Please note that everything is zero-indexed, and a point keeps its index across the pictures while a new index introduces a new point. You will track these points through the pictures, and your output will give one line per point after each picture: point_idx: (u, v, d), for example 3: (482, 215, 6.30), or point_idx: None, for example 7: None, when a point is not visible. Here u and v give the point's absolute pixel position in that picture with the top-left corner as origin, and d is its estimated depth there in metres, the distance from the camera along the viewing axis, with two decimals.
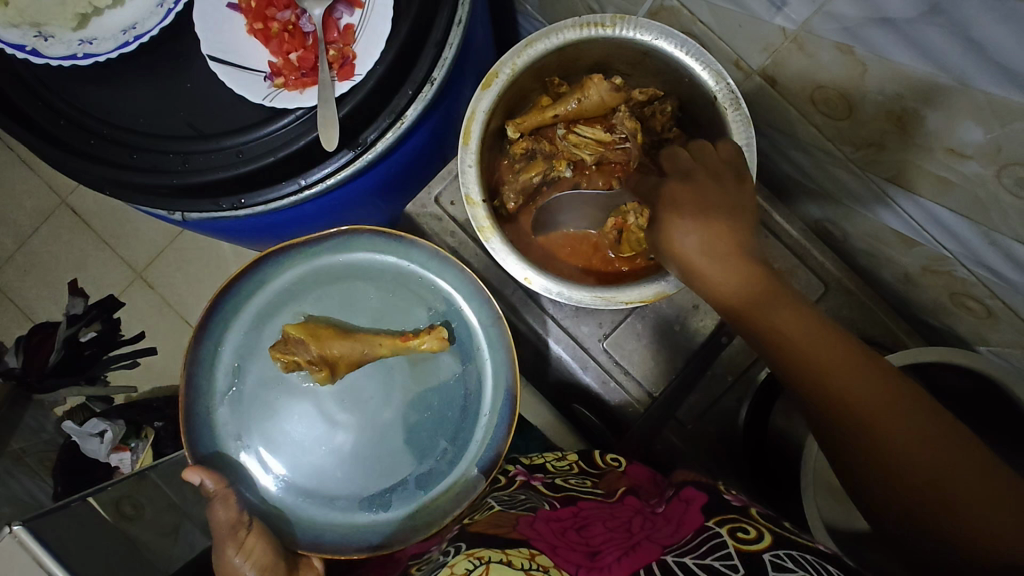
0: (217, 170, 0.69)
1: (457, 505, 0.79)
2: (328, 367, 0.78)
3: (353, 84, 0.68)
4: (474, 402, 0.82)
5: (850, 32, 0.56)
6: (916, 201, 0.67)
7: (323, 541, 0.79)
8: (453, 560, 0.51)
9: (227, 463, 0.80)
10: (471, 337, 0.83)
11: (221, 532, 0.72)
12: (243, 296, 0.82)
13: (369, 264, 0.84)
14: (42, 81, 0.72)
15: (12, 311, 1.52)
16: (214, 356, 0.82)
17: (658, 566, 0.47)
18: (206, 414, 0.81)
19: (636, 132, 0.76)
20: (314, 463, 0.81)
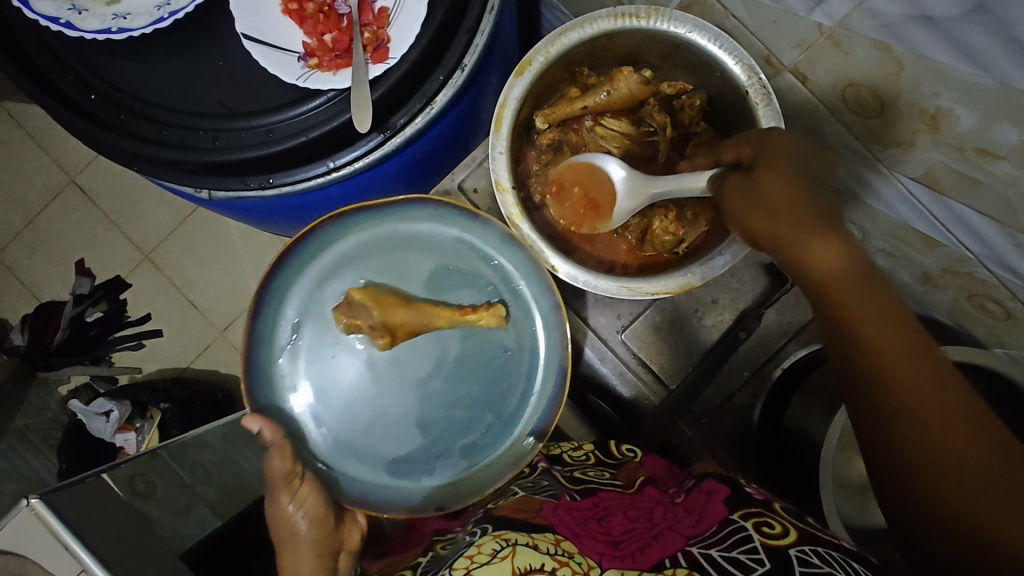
0: (246, 149, 0.69)
1: (502, 478, 0.80)
2: (388, 334, 0.78)
3: (387, 67, 0.68)
4: (525, 381, 0.82)
5: (890, 29, 0.57)
6: (944, 203, 0.68)
7: (366, 499, 0.80)
8: (481, 540, 0.51)
9: (282, 415, 0.81)
10: (528, 316, 0.82)
11: (275, 478, 0.74)
12: (308, 255, 0.81)
13: (435, 234, 0.83)
14: (73, 54, 0.71)
15: (19, 289, 1.51)
16: (277, 310, 0.81)
17: (684, 557, 0.48)
18: (264, 367, 0.81)
19: (665, 126, 0.77)
20: (365, 425, 0.81)
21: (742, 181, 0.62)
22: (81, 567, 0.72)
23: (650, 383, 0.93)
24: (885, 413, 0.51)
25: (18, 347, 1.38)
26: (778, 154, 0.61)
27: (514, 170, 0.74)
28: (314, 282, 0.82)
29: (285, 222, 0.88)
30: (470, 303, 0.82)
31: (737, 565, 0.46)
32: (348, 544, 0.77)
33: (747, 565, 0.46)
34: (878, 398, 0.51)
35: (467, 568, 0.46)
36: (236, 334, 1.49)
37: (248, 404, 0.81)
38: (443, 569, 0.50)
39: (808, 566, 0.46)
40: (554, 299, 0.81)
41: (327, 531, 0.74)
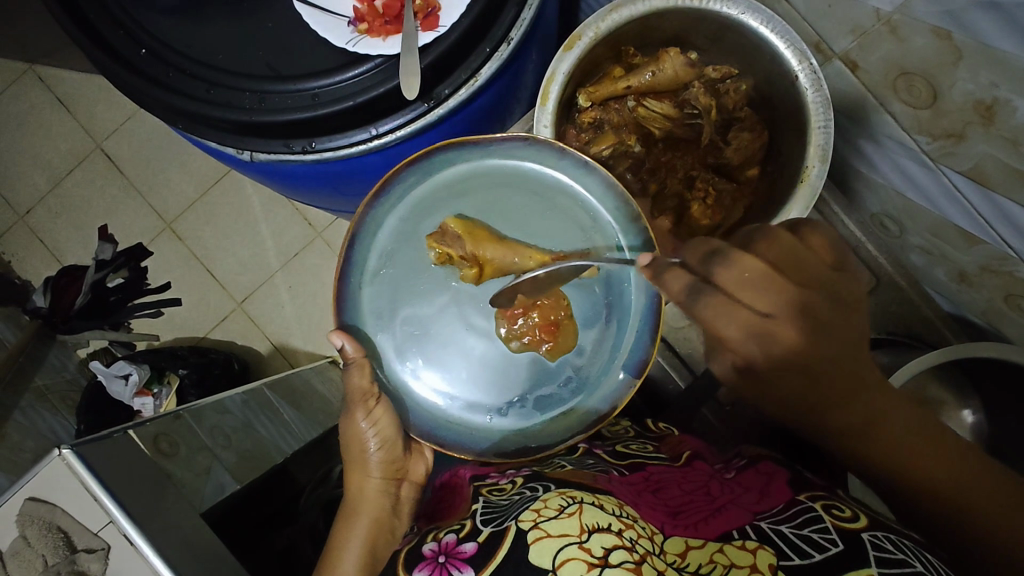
0: (292, 111, 0.69)
1: (573, 434, 0.75)
2: (478, 267, 0.74)
3: (437, 35, 0.68)
4: (614, 336, 0.78)
5: (953, 16, 0.57)
6: (990, 196, 0.66)
7: (435, 435, 0.76)
8: (543, 496, 0.52)
9: (367, 339, 0.78)
10: (623, 277, 0.77)
11: (352, 395, 0.72)
12: (411, 182, 0.78)
13: (539, 176, 0.78)
14: (124, 10, 0.72)
15: (42, 251, 1.53)
16: (374, 233, 0.78)
17: (753, 529, 0.50)
18: (353, 289, 0.78)
19: (709, 109, 0.76)
20: (449, 365, 0.78)
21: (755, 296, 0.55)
22: (107, 517, 0.74)
23: (673, 365, 0.96)
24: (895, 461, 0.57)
25: (40, 308, 1.41)
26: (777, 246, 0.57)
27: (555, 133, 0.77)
28: (411, 211, 0.79)
29: (321, 191, 0.88)
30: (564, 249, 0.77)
31: (811, 543, 0.48)
32: (411, 474, 0.73)
33: (821, 544, 0.48)
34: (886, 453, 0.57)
35: (535, 521, 0.48)
36: (255, 306, 1.49)
37: (335, 320, 0.78)
38: (509, 519, 0.50)
39: (882, 551, 0.47)
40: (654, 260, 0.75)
41: (394, 453, 0.70)
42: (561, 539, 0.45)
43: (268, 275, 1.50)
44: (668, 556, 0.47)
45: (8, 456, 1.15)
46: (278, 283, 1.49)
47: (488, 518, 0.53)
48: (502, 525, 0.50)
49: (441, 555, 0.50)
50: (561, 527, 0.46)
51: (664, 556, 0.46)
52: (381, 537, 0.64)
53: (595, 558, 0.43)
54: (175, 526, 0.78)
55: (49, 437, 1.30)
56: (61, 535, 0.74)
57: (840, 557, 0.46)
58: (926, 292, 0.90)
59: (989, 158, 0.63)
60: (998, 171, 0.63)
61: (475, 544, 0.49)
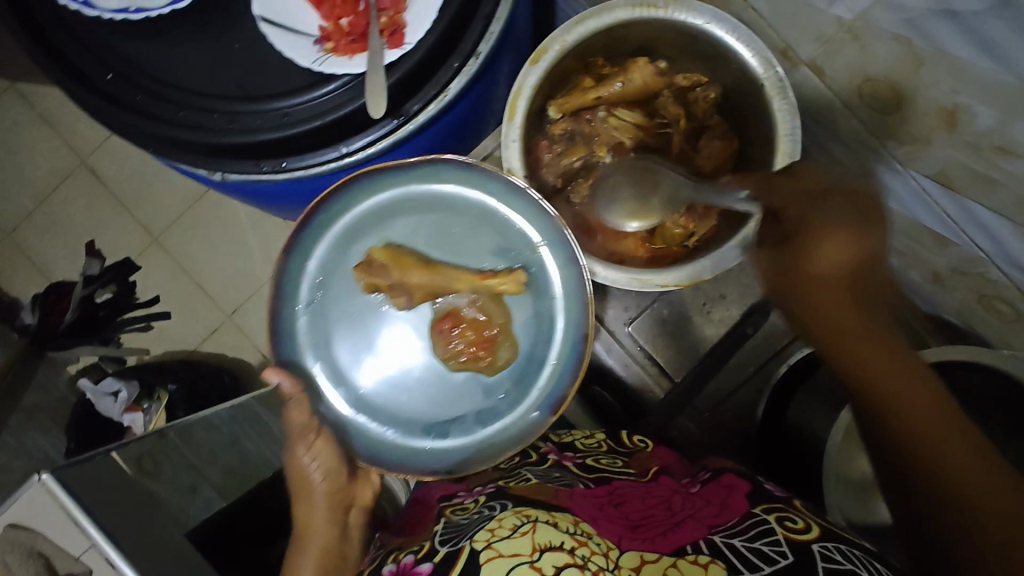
0: (262, 131, 0.69)
1: (510, 446, 0.80)
2: (407, 295, 0.81)
3: (403, 52, 0.68)
4: (540, 346, 0.83)
5: (912, 22, 0.65)
6: (961, 202, 0.69)
7: (381, 458, 0.82)
8: (500, 514, 0.53)
9: (305, 371, 0.83)
10: (548, 288, 0.83)
11: (292, 432, 0.79)
12: (333, 215, 0.82)
13: (459, 198, 0.83)
14: (91, 34, 0.72)
15: (29, 269, 1.52)
16: (301, 268, 0.83)
17: (706, 545, 0.50)
18: (288, 322, 0.82)
19: (679, 118, 0.78)
20: (385, 387, 0.83)
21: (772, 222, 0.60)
22: (88, 541, 0.73)
23: (653, 372, 0.96)
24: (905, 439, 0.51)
25: (29, 325, 1.44)
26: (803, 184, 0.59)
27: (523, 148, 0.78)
28: (336, 242, 0.84)
29: (298, 208, 0.88)
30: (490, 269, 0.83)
31: (761, 555, 0.48)
32: (360, 500, 0.81)
33: (771, 557, 0.48)
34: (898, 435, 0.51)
35: (489, 540, 0.48)
36: (244, 319, 1.49)
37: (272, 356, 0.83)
38: (463, 540, 0.50)
39: (830, 562, 0.47)
40: (575, 267, 0.80)
41: (338, 482, 0.78)
42: (511, 558, 0.45)
43: (255, 287, 1.50)
44: (622, 572, 0.46)
45: None
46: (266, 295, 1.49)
47: (444, 539, 0.53)
48: (456, 545, 0.50)
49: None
50: (514, 547, 0.46)
51: (619, 572, 0.46)
52: (332, 568, 0.71)
53: None
54: (155, 547, 0.78)
55: (38, 456, 1.30)
56: (41, 560, 0.73)
57: (792, 568, 0.47)
58: None
59: (953, 163, 0.68)
60: (964, 175, 0.68)
61: (431, 565, 0.50)
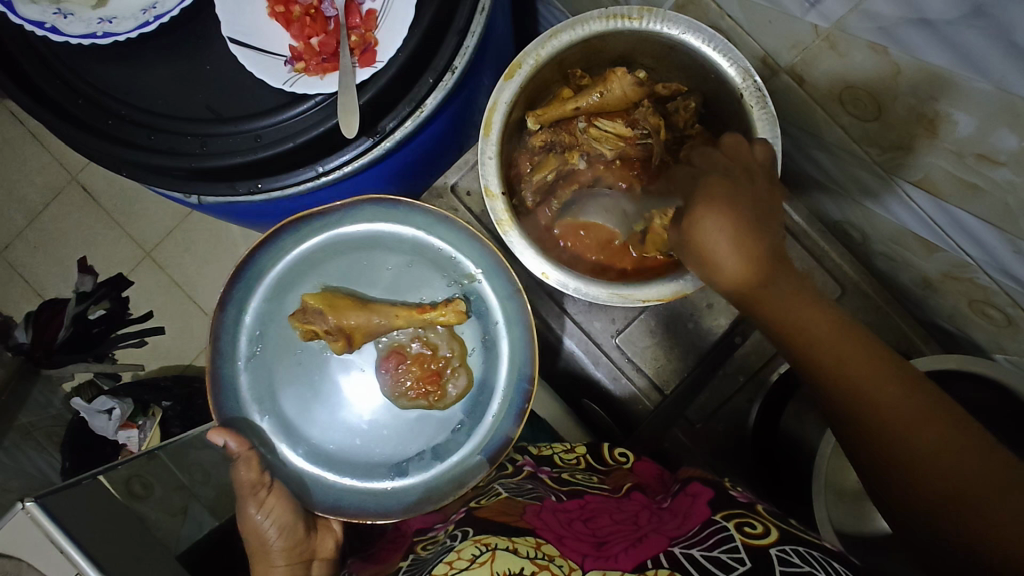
0: (235, 154, 0.68)
1: (463, 481, 0.81)
2: (345, 337, 0.80)
3: (374, 71, 0.67)
4: (484, 374, 0.84)
5: (887, 31, 0.56)
6: (946, 208, 0.66)
7: (341, 507, 0.82)
8: (459, 545, 0.52)
9: (249, 426, 0.83)
10: (490, 315, 0.85)
11: (242, 490, 0.76)
12: (266, 265, 0.83)
13: (393, 235, 0.85)
14: (61, 59, 0.71)
15: (21, 287, 1.52)
16: (237, 322, 0.83)
17: (665, 558, 0.48)
18: (228, 378, 0.83)
19: (659, 128, 0.75)
20: (335, 429, 0.84)
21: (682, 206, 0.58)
22: (74, 569, 0.72)
23: (642, 384, 0.95)
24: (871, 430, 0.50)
25: (23, 345, 1.39)
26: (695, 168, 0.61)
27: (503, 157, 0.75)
28: (272, 292, 0.84)
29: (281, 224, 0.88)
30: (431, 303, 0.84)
31: (718, 564, 0.47)
32: (321, 552, 0.80)
33: (728, 564, 0.47)
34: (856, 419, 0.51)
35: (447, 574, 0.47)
36: None
37: (217, 417, 0.82)
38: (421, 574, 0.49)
39: (788, 565, 0.46)
40: (514, 290, 0.83)
41: (295, 537, 0.76)
42: None
43: None
44: None
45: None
46: None
47: None
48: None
49: None
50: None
51: None
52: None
53: None
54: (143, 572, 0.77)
55: (36, 476, 1.30)
56: None
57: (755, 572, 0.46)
58: (894, 298, 0.89)
59: (938, 169, 0.63)
60: (948, 183, 0.63)
61: None
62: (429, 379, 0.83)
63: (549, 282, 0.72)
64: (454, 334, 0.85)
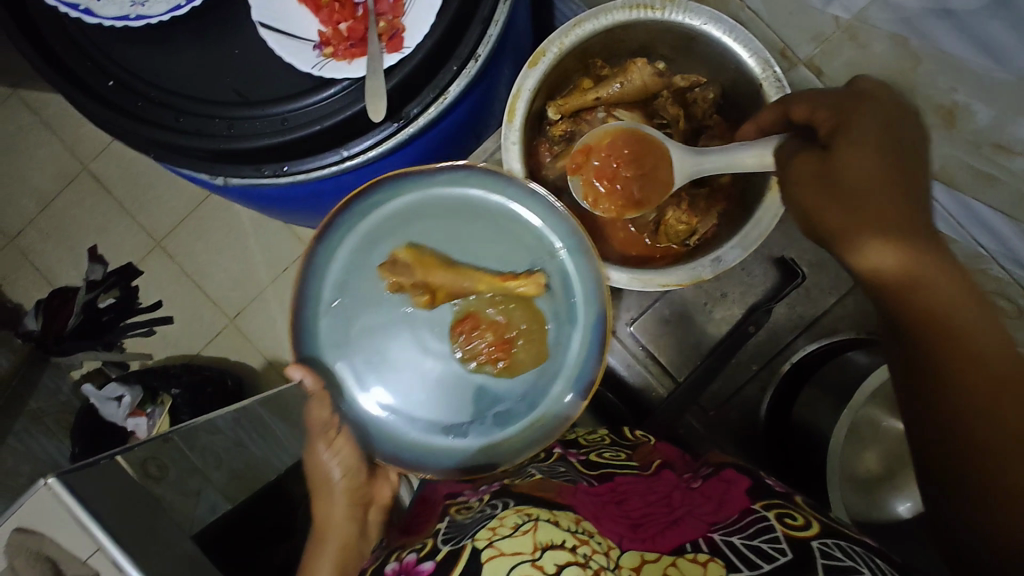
0: (263, 136, 0.70)
1: (528, 449, 0.79)
2: (429, 293, 0.79)
3: (401, 57, 0.68)
4: (562, 352, 0.80)
5: None
6: (968, 205, 0.75)
7: (401, 458, 0.81)
8: (502, 513, 0.53)
9: (327, 371, 0.82)
10: (567, 290, 0.80)
11: (315, 428, 0.82)
12: (356, 218, 0.81)
13: (480, 201, 0.81)
14: (92, 42, 0.72)
15: (32, 275, 1.53)
16: (323, 269, 0.81)
17: (705, 542, 0.51)
18: (308, 321, 0.81)
19: (678, 118, 0.77)
20: (407, 387, 0.81)
21: (811, 157, 0.61)
22: (95, 544, 0.72)
23: (656, 372, 0.96)
24: (952, 409, 0.56)
25: (33, 332, 1.43)
26: (867, 125, 0.58)
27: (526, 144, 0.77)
28: (359, 246, 0.82)
29: (298, 210, 0.88)
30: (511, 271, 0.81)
31: (759, 553, 0.48)
32: (378, 498, 0.84)
33: (769, 554, 0.48)
34: (939, 388, 0.57)
35: (491, 538, 0.48)
36: (246, 322, 1.48)
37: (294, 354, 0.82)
38: (466, 537, 0.51)
39: (831, 559, 0.48)
40: (597, 273, 0.78)
41: (357, 481, 0.83)
42: (514, 557, 0.45)
43: (258, 290, 1.48)
44: (622, 570, 0.47)
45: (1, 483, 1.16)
46: (267, 299, 1.47)
47: (447, 538, 0.53)
48: (460, 541, 0.51)
49: (402, 573, 0.52)
50: (516, 545, 0.46)
51: (619, 570, 0.46)
52: (353, 558, 0.72)
53: None
54: (166, 551, 0.77)
55: (45, 459, 1.31)
56: (48, 563, 0.74)
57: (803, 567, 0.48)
58: None
59: None
60: None
61: (434, 562, 0.50)
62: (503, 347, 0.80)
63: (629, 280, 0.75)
64: (533, 310, 0.81)
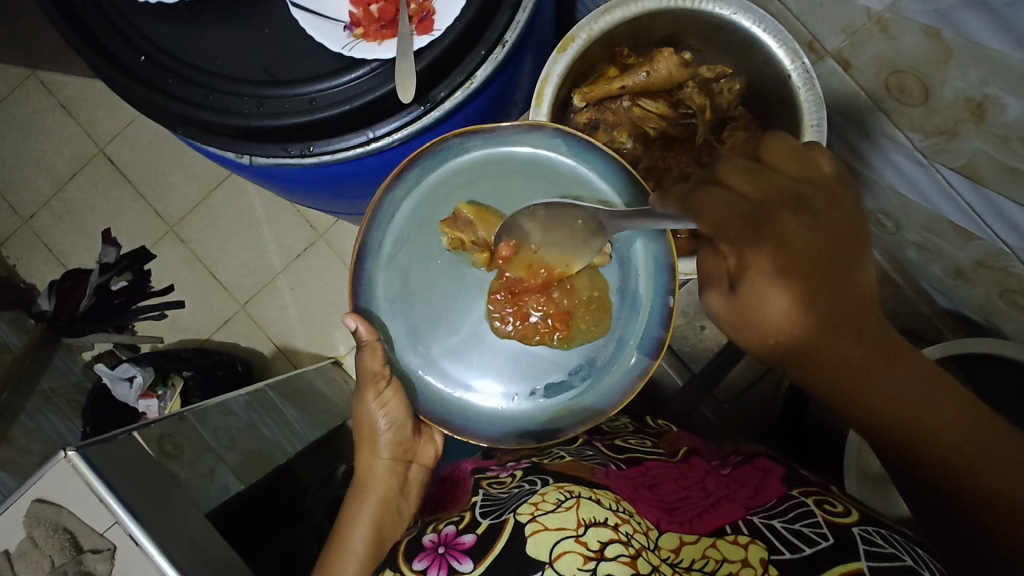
0: (291, 116, 0.70)
1: (580, 422, 0.76)
2: (489, 252, 0.76)
3: (431, 39, 0.69)
4: (625, 326, 0.78)
5: (942, 13, 0.58)
6: (983, 193, 0.68)
7: (445, 419, 0.77)
8: (542, 489, 0.54)
9: (377, 324, 0.78)
10: (632, 262, 0.78)
11: (363, 376, 0.74)
12: (426, 170, 0.78)
13: (551, 165, 0.78)
14: (123, 17, 0.73)
15: (47, 256, 1.54)
16: (390, 216, 0.78)
17: (745, 524, 0.51)
18: (367, 271, 0.78)
19: (704, 109, 0.77)
20: (461, 350, 0.79)
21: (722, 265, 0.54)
22: (113, 518, 0.74)
23: (672, 363, 0.97)
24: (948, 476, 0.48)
25: (46, 312, 1.42)
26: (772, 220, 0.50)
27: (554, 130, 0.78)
28: (423, 200, 0.79)
29: (320, 193, 0.89)
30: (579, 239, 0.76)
31: (800, 537, 0.49)
32: (421, 458, 0.80)
33: (810, 538, 0.49)
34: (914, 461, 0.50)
35: (533, 514, 0.49)
36: (258, 308, 1.49)
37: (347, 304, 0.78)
38: (507, 512, 0.51)
39: (872, 545, 0.48)
40: (664, 249, 0.75)
41: (403, 435, 0.77)
42: (558, 533, 0.47)
43: (271, 276, 1.49)
44: (662, 551, 0.48)
45: (14, 459, 1.17)
46: (280, 285, 1.48)
47: (487, 511, 0.54)
48: (500, 516, 0.51)
49: (441, 545, 0.52)
50: (559, 521, 0.48)
51: (659, 551, 0.48)
52: (387, 521, 0.72)
53: (591, 551, 0.45)
54: (186, 526, 0.78)
55: (55, 439, 1.32)
56: (68, 537, 0.74)
57: (831, 550, 0.48)
58: (922, 287, 0.91)
59: (981, 154, 0.64)
60: (989, 168, 0.64)
61: (474, 536, 0.50)
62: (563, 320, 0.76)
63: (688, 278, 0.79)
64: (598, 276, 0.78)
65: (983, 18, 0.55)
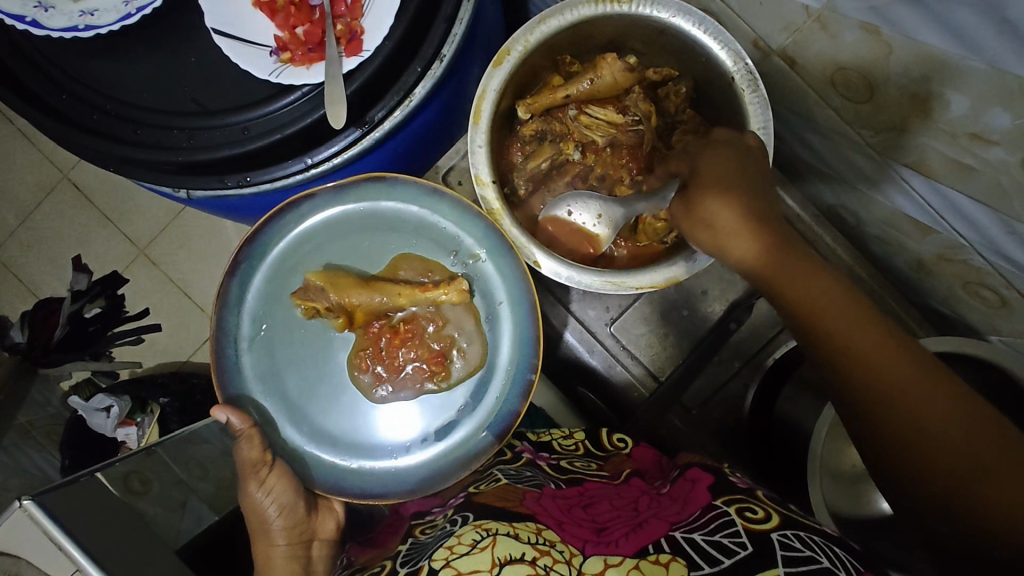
0: (222, 147, 0.67)
1: (469, 465, 0.80)
2: (345, 315, 0.80)
3: (361, 60, 0.66)
4: (490, 354, 0.84)
5: (877, 11, 0.56)
6: (939, 189, 0.67)
7: (342, 487, 0.81)
8: (460, 530, 0.53)
9: (251, 404, 0.81)
10: (493, 293, 0.84)
11: (245, 468, 0.76)
12: (268, 246, 0.82)
13: (396, 213, 0.84)
14: (43, 53, 0.70)
15: (15, 286, 1.50)
16: (240, 299, 0.82)
17: (667, 542, 0.50)
18: (231, 360, 0.81)
19: (650, 114, 0.75)
20: (335, 408, 0.83)
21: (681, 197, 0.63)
22: (73, 567, 0.63)
23: (639, 371, 0.97)
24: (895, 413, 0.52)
25: (17, 343, 1.38)
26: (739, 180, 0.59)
27: (494, 148, 0.74)
28: (275, 274, 0.83)
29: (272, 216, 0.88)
30: (432, 282, 0.83)
31: (719, 548, 0.48)
32: (321, 532, 0.79)
33: (730, 549, 0.48)
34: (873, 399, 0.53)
35: (447, 559, 0.48)
36: None
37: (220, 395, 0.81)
38: (422, 560, 0.51)
39: (790, 550, 0.47)
40: (519, 274, 0.81)
41: (296, 517, 0.76)
42: None
43: None
44: None
45: None
46: None
47: (406, 561, 0.54)
48: (416, 565, 0.51)
49: None
50: (472, 564, 0.46)
51: None
52: None
53: None
54: None
55: (35, 474, 1.27)
56: None
57: (750, 558, 0.47)
58: (888, 280, 0.91)
59: (931, 150, 0.64)
60: (942, 164, 0.64)
61: None
62: (431, 363, 0.83)
63: (541, 271, 0.72)
64: (468, 308, 0.84)
65: (915, 17, 0.53)
